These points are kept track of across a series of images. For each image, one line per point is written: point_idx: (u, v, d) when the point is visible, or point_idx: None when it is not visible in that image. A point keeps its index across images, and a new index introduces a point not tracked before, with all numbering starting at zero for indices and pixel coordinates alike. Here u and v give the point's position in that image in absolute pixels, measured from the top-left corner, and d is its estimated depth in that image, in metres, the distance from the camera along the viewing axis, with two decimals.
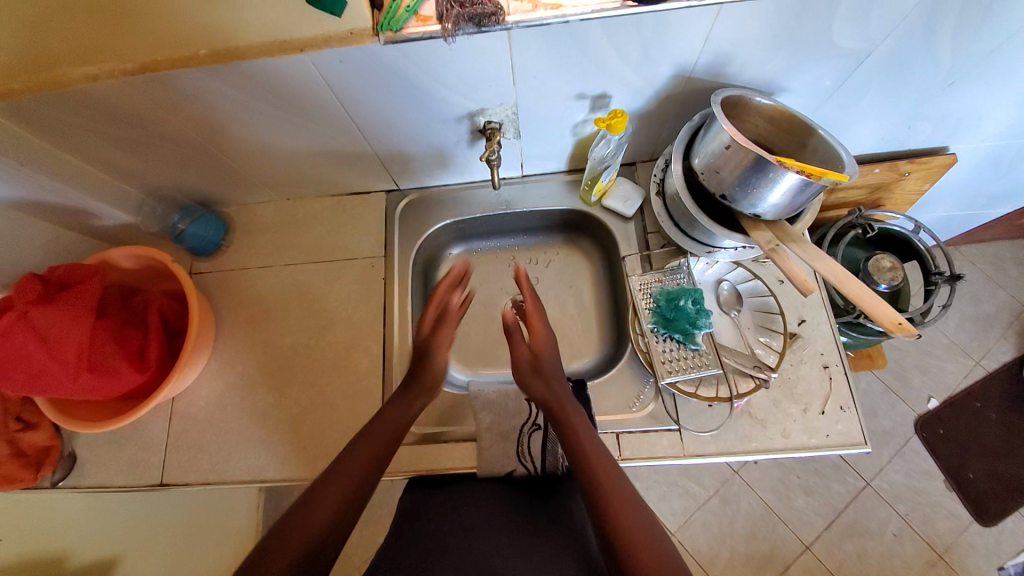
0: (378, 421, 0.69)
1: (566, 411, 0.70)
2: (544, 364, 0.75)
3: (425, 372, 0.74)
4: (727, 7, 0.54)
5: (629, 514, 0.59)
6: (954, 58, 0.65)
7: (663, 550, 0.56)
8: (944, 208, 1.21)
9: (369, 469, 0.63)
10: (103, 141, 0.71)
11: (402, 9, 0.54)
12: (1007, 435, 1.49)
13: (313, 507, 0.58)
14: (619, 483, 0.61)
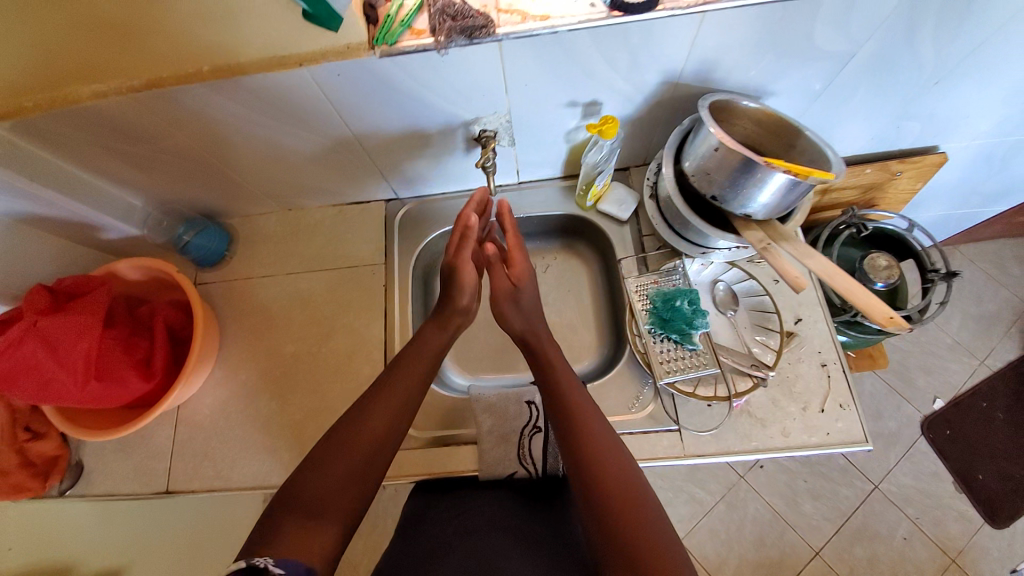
0: (410, 354, 0.70)
1: (555, 379, 0.68)
2: (525, 296, 0.76)
3: (460, 292, 0.73)
4: (710, 14, 0.55)
5: (599, 441, 0.61)
6: (937, 58, 0.66)
7: (628, 473, 0.58)
8: (940, 207, 1.21)
9: (404, 401, 0.64)
10: (112, 157, 0.73)
11: (397, 23, 0.57)
12: (1015, 435, 1.48)
13: (350, 436, 0.59)
14: (591, 414, 0.64)
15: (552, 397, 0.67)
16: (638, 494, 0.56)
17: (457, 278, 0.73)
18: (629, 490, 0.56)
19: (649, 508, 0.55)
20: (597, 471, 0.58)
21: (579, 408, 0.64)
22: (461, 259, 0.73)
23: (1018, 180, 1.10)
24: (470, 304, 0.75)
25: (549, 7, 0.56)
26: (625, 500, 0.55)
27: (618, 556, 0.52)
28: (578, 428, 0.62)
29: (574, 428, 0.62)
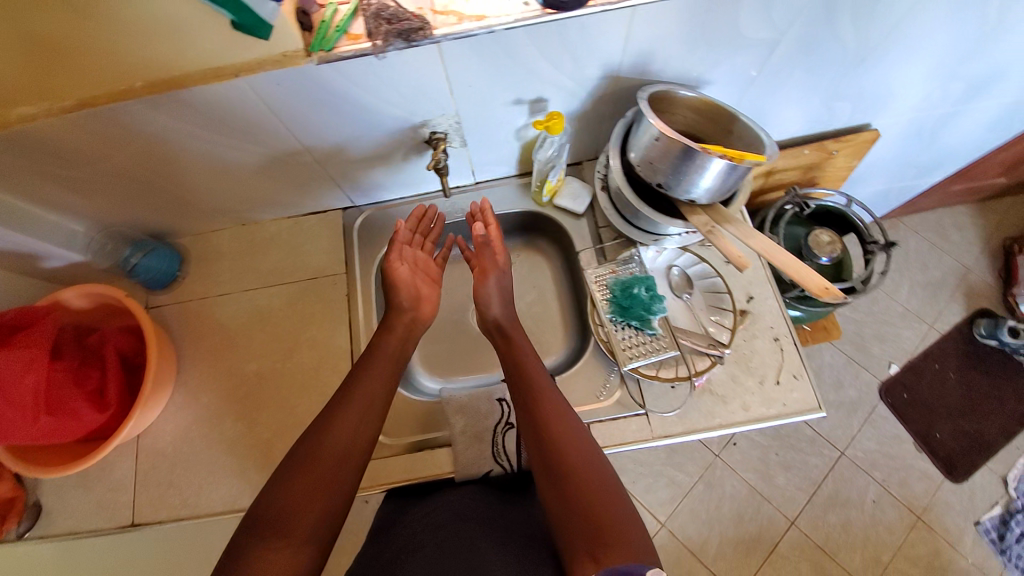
0: (371, 364, 0.69)
1: (519, 359, 0.71)
2: (501, 288, 0.77)
3: (396, 291, 0.76)
4: (640, 8, 0.58)
5: (563, 423, 0.63)
6: (857, 39, 0.71)
7: (588, 454, 0.61)
8: (880, 181, 1.29)
9: (366, 408, 0.64)
10: (50, 183, 0.71)
11: (332, 29, 0.57)
12: (967, 393, 1.57)
13: (315, 451, 0.60)
14: (555, 395, 0.66)
15: (515, 375, 0.69)
16: (596, 473, 0.59)
17: (390, 279, 0.76)
18: (591, 470, 0.59)
19: (606, 484, 0.59)
20: (561, 454, 0.61)
21: (541, 391, 0.66)
22: (392, 262, 0.77)
23: (945, 152, 1.18)
24: (411, 302, 0.76)
25: (484, 8, 0.57)
26: (584, 479, 0.59)
27: (582, 531, 0.55)
28: (538, 410, 0.65)
29: (533, 409, 0.65)
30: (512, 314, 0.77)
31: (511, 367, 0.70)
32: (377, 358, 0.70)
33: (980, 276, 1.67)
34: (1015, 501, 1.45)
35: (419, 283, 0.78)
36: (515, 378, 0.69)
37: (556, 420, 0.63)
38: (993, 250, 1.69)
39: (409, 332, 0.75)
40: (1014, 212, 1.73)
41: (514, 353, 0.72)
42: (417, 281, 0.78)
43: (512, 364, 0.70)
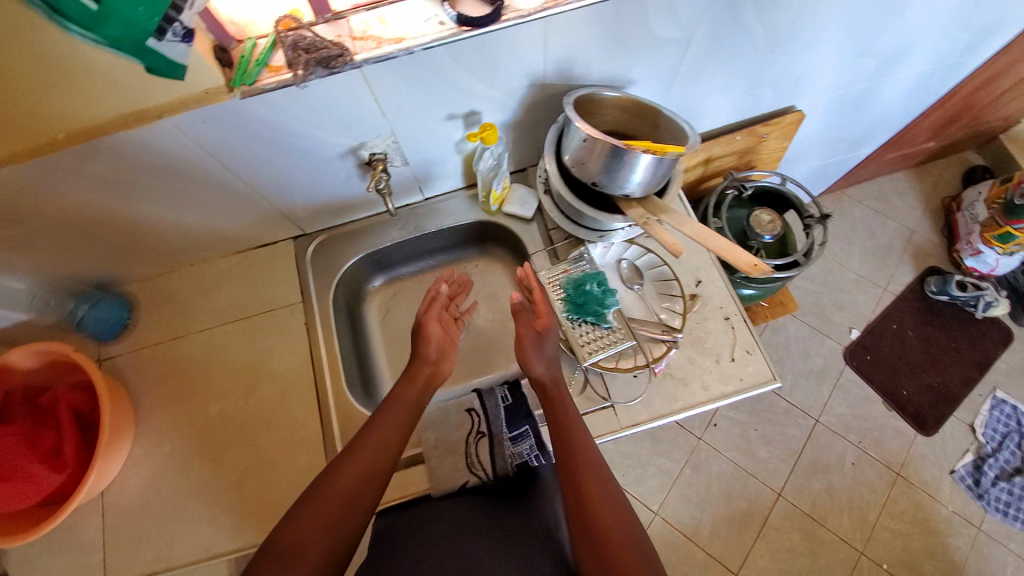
0: (388, 410, 0.70)
1: (560, 411, 0.71)
2: (541, 348, 0.74)
3: (424, 343, 0.77)
4: (551, 18, 0.60)
5: (587, 463, 0.66)
6: (764, 30, 0.75)
7: (605, 488, 0.64)
8: (816, 157, 1.36)
9: (379, 453, 0.65)
10: None
11: (252, 63, 0.58)
12: (928, 348, 1.65)
13: (324, 491, 0.60)
14: (575, 427, 0.69)
15: (557, 427, 0.69)
16: (612, 507, 0.63)
17: (423, 337, 0.78)
18: (605, 502, 0.63)
19: (620, 520, 0.62)
20: (578, 485, 0.64)
21: (562, 421, 0.70)
22: (426, 318, 0.79)
23: (871, 125, 1.26)
24: (437, 355, 0.77)
25: (402, 31, 0.59)
26: (600, 512, 0.62)
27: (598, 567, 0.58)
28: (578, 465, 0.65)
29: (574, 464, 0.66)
30: (555, 371, 0.74)
31: (552, 419, 0.70)
32: (393, 407, 0.70)
33: (924, 236, 1.76)
34: (985, 447, 1.51)
35: (447, 338, 0.79)
36: (556, 430, 0.69)
37: (589, 472, 0.65)
38: (933, 211, 1.79)
39: (429, 383, 0.74)
40: (947, 173, 1.83)
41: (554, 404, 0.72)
42: (448, 340, 0.79)
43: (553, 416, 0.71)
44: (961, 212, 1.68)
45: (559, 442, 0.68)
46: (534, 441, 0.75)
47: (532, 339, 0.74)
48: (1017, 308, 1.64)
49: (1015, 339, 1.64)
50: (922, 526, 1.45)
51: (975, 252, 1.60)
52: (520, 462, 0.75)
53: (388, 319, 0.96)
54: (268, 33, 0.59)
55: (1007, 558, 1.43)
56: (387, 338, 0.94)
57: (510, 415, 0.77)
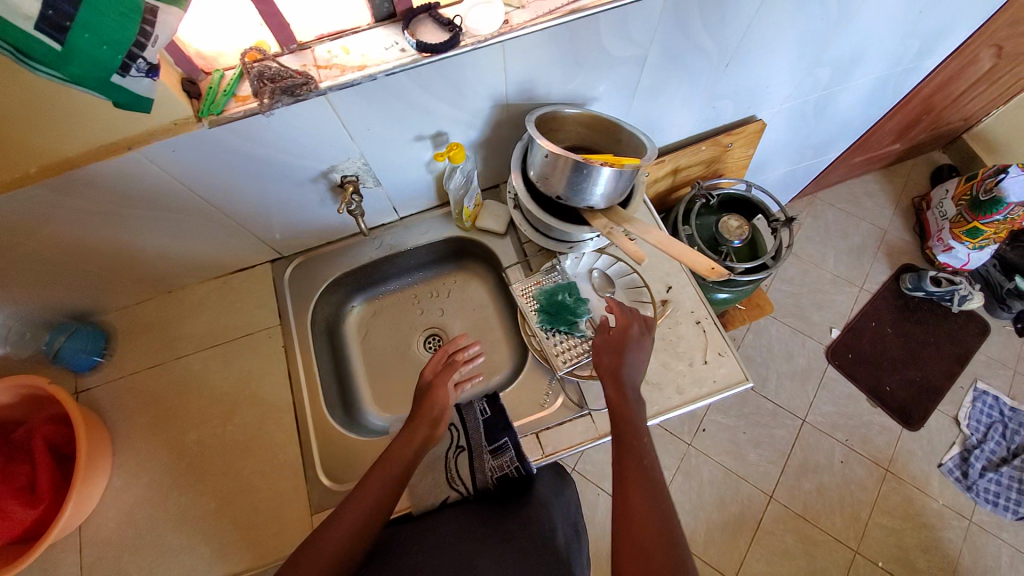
0: (380, 467, 0.66)
1: (622, 406, 0.66)
2: (617, 347, 0.71)
3: (426, 403, 0.75)
4: (508, 42, 0.63)
5: (643, 464, 0.60)
6: (717, 46, 0.79)
7: (653, 495, 0.57)
8: (785, 163, 1.41)
9: (369, 515, 0.61)
10: None
11: (220, 94, 0.60)
12: (907, 344, 1.68)
13: (311, 552, 0.57)
14: (633, 424, 0.65)
15: (620, 423, 0.65)
16: (659, 518, 0.55)
17: (429, 397, 0.75)
18: (651, 501, 0.57)
19: (666, 534, 0.54)
20: (624, 475, 0.60)
21: (622, 413, 0.66)
22: (436, 384, 0.77)
23: (833, 130, 1.31)
24: (436, 416, 0.73)
25: (365, 58, 0.61)
26: (642, 518, 0.55)
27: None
28: (634, 461, 0.60)
29: (630, 461, 0.61)
30: (620, 369, 0.69)
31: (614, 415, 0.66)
32: (386, 466, 0.67)
33: (897, 234, 1.81)
34: (970, 438, 1.54)
35: (446, 397, 0.75)
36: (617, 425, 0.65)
37: (644, 469, 0.60)
38: (904, 210, 1.85)
39: (424, 445, 0.71)
40: (915, 173, 1.90)
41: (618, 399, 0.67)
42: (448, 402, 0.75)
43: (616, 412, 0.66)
44: (931, 210, 1.73)
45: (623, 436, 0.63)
46: (514, 453, 0.74)
47: (609, 343, 0.71)
48: (991, 301, 1.68)
49: (992, 331, 1.68)
50: (914, 521, 1.46)
51: (946, 247, 1.65)
52: (500, 475, 0.75)
53: (368, 339, 0.96)
54: (235, 64, 0.62)
55: (1001, 549, 1.44)
56: (367, 358, 0.95)
57: (489, 428, 0.77)
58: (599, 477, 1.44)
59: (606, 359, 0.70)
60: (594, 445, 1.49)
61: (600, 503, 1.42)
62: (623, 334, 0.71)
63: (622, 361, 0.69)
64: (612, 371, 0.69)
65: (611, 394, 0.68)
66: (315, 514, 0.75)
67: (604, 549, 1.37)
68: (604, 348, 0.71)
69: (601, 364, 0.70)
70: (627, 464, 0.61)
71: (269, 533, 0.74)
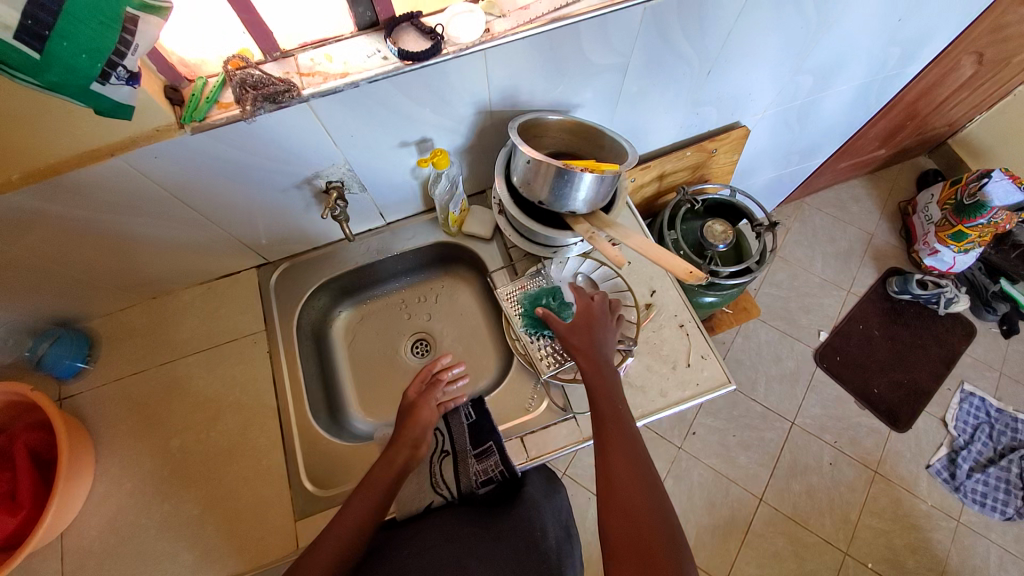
0: (361, 491, 0.67)
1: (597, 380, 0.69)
2: (588, 331, 0.73)
3: (407, 424, 0.76)
4: (489, 51, 0.64)
5: (621, 428, 0.65)
6: (699, 54, 0.81)
7: (638, 477, 0.61)
8: (771, 169, 1.43)
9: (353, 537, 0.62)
10: None
11: (202, 101, 0.60)
12: (894, 346, 1.70)
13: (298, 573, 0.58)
14: (615, 408, 0.67)
15: (596, 393, 0.68)
16: (644, 491, 0.59)
17: (411, 418, 0.76)
18: (632, 464, 0.62)
19: (651, 499, 0.59)
20: (605, 443, 0.64)
21: (600, 389, 0.68)
22: (418, 405, 0.78)
23: (818, 136, 1.33)
24: (417, 438, 0.74)
25: (347, 66, 0.62)
26: (628, 490, 0.60)
27: (627, 550, 0.55)
28: (612, 424, 0.65)
29: (608, 424, 0.66)
30: (592, 349, 0.71)
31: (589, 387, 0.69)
32: (367, 489, 0.67)
33: (884, 238, 1.84)
34: (957, 440, 1.56)
35: (428, 419, 0.77)
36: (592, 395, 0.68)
37: (621, 429, 0.65)
38: (890, 214, 1.87)
39: (405, 466, 0.71)
40: (901, 178, 1.93)
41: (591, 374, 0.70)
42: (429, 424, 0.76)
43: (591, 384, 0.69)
44: (917, 214, 1.76)
45: (600, 404, 0.67)
46: (498, 458, 0.74)
47: (576, 329, 0.73)
48: (977, 303, 1.70)
49: (978, 333, 1.70)
50: (903, 522, 1.47)
51: (932, 251, 1.67)
52: (484, 479, 0.75)
53: (355, 344, 0.97)
54: (218, 72, 0.62)
55: (989, 550, 1.45)
56: (354, 362, 0.95)
57: (474, 432, 0.77)
58: (591, 481, 1.44)
59: (577, 343, 0.72)
60: (586, 449, 1.49)
61: (591, 507, 1.42)
62: (588, 322, 0.73)
63: (592, 340, 0.72)
64: (584, 350, 0.71)
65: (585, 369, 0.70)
66: (299, 521, 0.75)
67: (595, 554, 1.37)
68: (572, 333, 0.72)
69: (571, 348, 0.72)
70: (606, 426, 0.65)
71: (253, 539, 0.74)
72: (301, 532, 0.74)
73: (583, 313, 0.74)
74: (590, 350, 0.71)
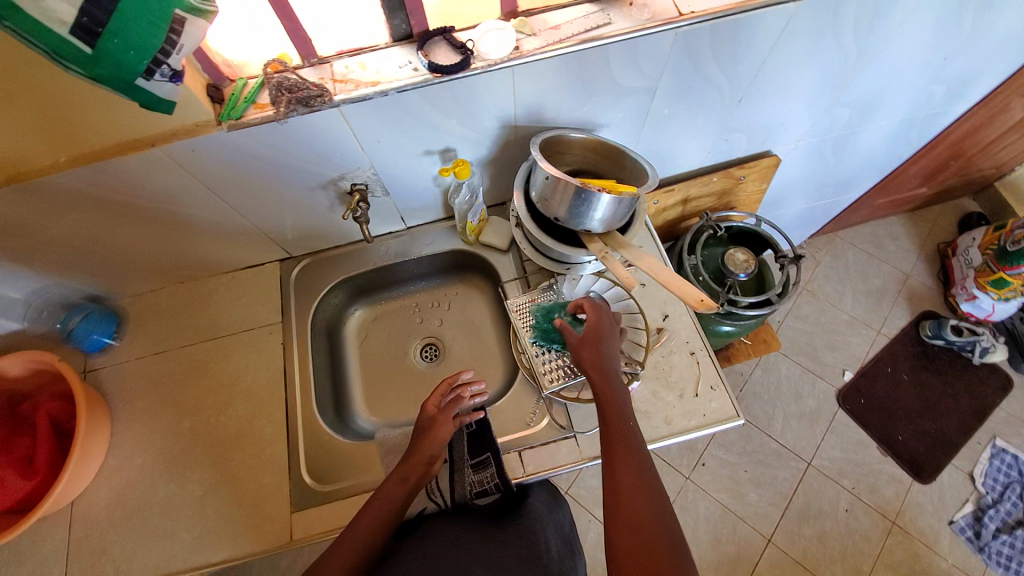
0: (373, 504, 0.67)
1: (608, 392, 0.68)
2: (600, 343, 0.71)
3: (427, 441, 0.72)
4: (517, 68, 0.65)
5: (629, 442, 0.64)
6: (731, 81, 0.80)
7: (645, 489, 0.60)
8: (803, 200, 1.39)
9: (366, 543, 0.63)
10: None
11: (240, 100, 0.63)
12: (923, 393, 1.62)
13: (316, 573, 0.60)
14: (624, 420, 0.66)
15: (604, 406, 0.67)
16: (652, 504, 0.59)
17: (430, 435, 0.73)
18: (640, 481, 0.60)
19: (660, 513, 0.58)
20: (613, 460, 0.62)
21: (611, 401, 0.67)
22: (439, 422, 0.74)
23: (854, 170, 1.29)
24: (434, 456, 0.72)
25: (379, 75, 0.64)
26: (636, 503, 0.59)
27: (634, 561, 0.55)
28: (621, 438, 0.64)
29: (617, 438, 0.64)
30: (603, 362, 0.70)
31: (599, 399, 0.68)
32: (381, 501, 0.68)
33: (920, 279, 1.76)
34: (985, 497, 1.46)
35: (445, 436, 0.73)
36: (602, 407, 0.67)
37: (631, 443, 0.64)
38: (928, 255, 1.80)
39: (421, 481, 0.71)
40: (942, 219, 1.85)
41: (601, 387, 0.68)
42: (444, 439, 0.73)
43: (601, 396, 0.68)
44: (956, 257, 1.68)
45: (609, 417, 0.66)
46: (495, 470, 0.75)
47: (586, 338, 0.72)
48: (1016, 355, 1.61)
49: (1016, 387, 1.61)
50: None
51: (971, 296, 1.59)
52: (480, 490, 0.75)
53: (366, 343, 0.98)
54: (258, 74, 0.65)
55: None
56: (364, 361, 0.97)
57: (473, 442, 0.77)
58: (592, 504, 1.42)
59: (588, 353, 0.71)
60: (590, 470, 1.47)
61: (591, 530, 1.39)
62: (599, 334, 0.72)
63: (604, 351, 0.71)
64: (596, 361, 0.70)
65: (595, 380, 0.69)
66: (294, 513, 0.76)
67: None
68: (585, 343, 0.71)
69: (582, 358, 0.71)
70: (615, 439, 0.64)
71: (249, 526, 0.76)
72: (295, 524, 0.75)
73: (595, 324, 0.73)
74: (602, 360, 0.70)
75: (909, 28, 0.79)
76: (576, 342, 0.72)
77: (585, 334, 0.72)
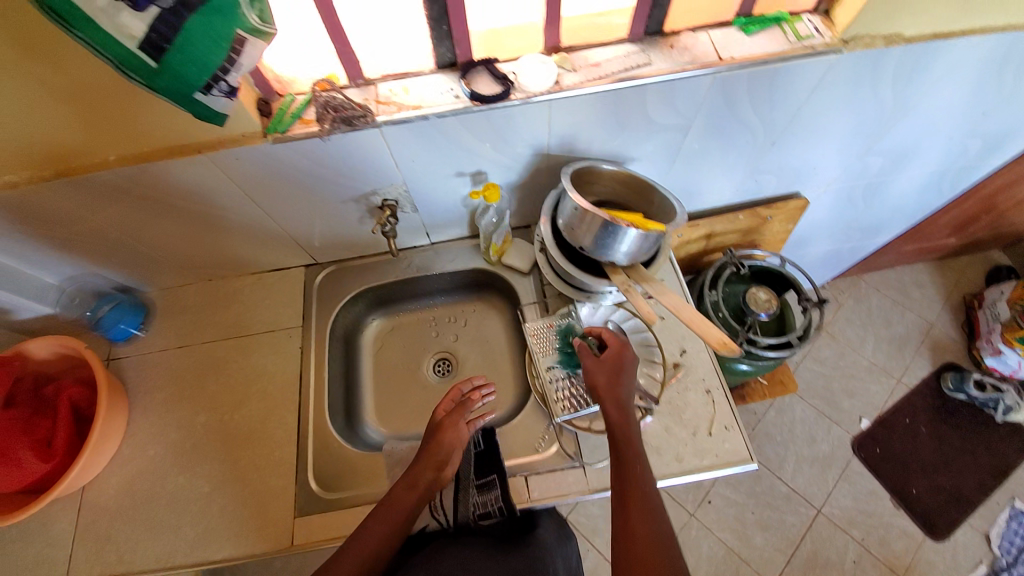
0: (382, 511, 0.68)
1: (622, 425, 0.68)
2: (618, 368, 0.72)
3: (438, 446, 0.74)
4: (555, 101, 0.66)
5: (641, 481, 0.63)
6: (765, 124, 0.80)
7: (656, 533, 0.58)
8: (829, 241, 1.38)
9: (374, 551, 0.63)
10: (41, 242, 0.77)
11: (287, 115, 0.65)
12: (941, 447, 1.57)
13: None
14: (637, 457, 0.65)
15: (619, 439, 0.67)
16: (661, 547, 0.57)
17: (438, 439, 0.74)
18: (652, 521, 0.59)
19: (669, 557, 0.57)
20: (625, 497, 0.62)
21: (627, 437, 0.67)
22: (447, 426, 0.75)
23: (883, 216, 1.27)
24: (444, 460, 0.73)
25: (422, 99, 0.66)
26: (645, 544, 0.57)
27: None
28: (633, 474, 0.63)
29: (629, 473, 0.64)
30: (619, 391, 0.70)
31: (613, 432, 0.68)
32: (392, 507, 0.68)
33: (944, 330, 1.72)
34: (1000, 561, 1.41)
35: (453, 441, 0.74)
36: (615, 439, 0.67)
37: (643, 481, 0.63)
38: (954, 306, 1.76)
39: (429, 488, 0.71)
40: (971, 270, 1.81)
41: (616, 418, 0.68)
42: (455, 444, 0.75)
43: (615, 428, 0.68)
44: (983, 310, 1.64)
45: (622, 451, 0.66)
46: (500, 493, 0.75)
47: (603, 364, 0.73)
48: None
49: None
50: None
51: (996, 351, 1.53)
52: (483, 512, 0.74)
53: (381, 354, 0.99)
54: (306, 90, 0.68)
55: None
56: (377, 372, 0.97)
57: (480, 462, 0.77)
58: (592, 532, 1.40)
59: (604, 382, 0.71)
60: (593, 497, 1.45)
61: (589, 559, 1.37)
62: (616, 361, 0.73)
63: (621, 381, 0.71)
64: (612, 390, 0.71)
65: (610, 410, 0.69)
66: (297, 518, 0.76)
67: None
68: (603, 369, 0.72)
69: (597, 385, 0.72)
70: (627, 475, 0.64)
71: (251, 527, 0.76)
72: (297, 529, 0.75)
73: (614, 352, 0.74)
74: (619, 391, 0.70)
75: (948, 82, 0.79)
76: (593, 368, 0.73)
77: (603, 361, 0.73)
